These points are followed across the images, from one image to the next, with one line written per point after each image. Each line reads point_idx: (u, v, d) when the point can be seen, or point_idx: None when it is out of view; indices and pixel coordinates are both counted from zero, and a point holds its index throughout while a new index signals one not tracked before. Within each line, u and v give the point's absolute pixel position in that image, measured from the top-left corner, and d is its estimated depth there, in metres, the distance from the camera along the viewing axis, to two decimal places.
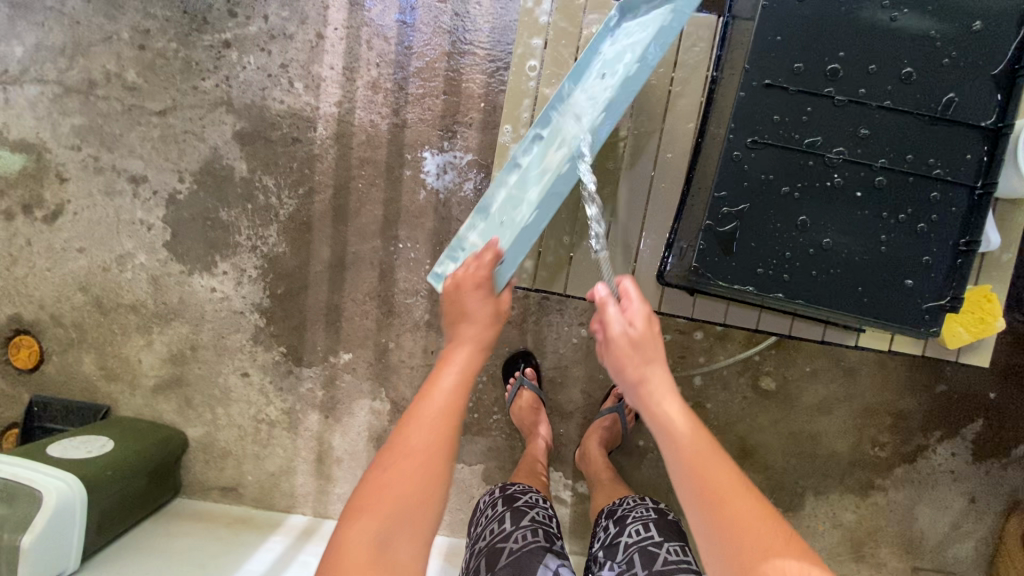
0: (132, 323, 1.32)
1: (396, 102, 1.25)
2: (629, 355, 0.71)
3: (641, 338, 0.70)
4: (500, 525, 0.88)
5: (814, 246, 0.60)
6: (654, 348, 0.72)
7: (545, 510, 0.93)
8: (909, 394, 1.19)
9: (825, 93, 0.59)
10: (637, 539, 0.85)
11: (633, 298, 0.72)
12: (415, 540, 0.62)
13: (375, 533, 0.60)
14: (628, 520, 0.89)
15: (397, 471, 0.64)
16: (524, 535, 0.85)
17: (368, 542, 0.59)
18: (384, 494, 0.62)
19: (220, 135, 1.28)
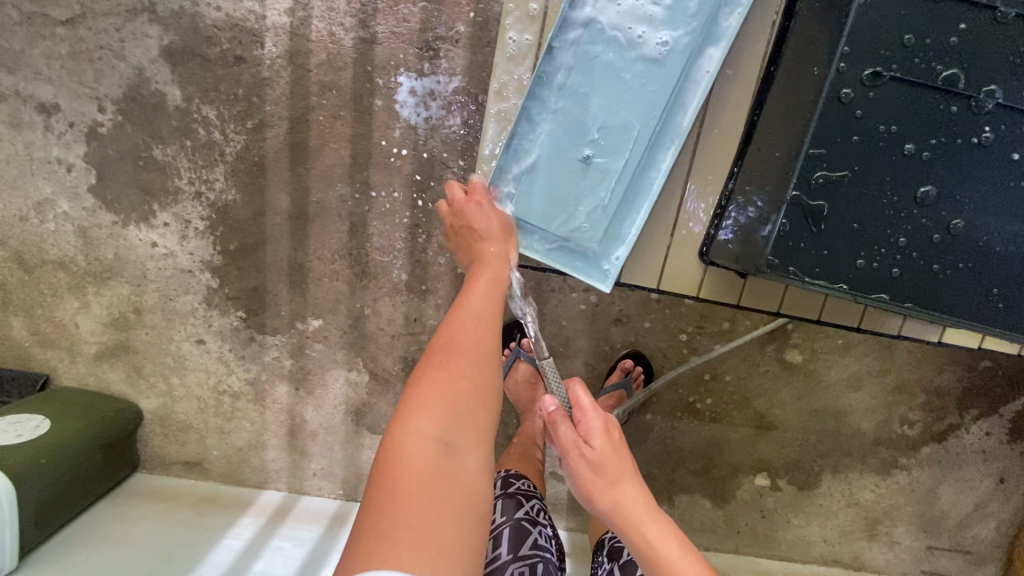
0: (63, 282, 1.13)
1: (362, 11, 0.99)
2: (590, 479, 0.65)
3: (599, 457, 0.65)
4: (495, 550, 0.80)
5: (940, 229, 0.54)
6: (619, 463, 0.65)
7: (547, 533, 0.85)
8: (949, 369, 1.06)
9: (967, 21, 0.50)
10: None
11: (587, 410, 0.67)
12: (478, 444, 0.60)
13: (439, 432, 0.58)
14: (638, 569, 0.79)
15: (454, 374, 0.62)
16: (519, 574, 0.77)
17: (431, 442, 0.57)
18: (443, 393, 0.60)
19: (145, 51, 1.03)
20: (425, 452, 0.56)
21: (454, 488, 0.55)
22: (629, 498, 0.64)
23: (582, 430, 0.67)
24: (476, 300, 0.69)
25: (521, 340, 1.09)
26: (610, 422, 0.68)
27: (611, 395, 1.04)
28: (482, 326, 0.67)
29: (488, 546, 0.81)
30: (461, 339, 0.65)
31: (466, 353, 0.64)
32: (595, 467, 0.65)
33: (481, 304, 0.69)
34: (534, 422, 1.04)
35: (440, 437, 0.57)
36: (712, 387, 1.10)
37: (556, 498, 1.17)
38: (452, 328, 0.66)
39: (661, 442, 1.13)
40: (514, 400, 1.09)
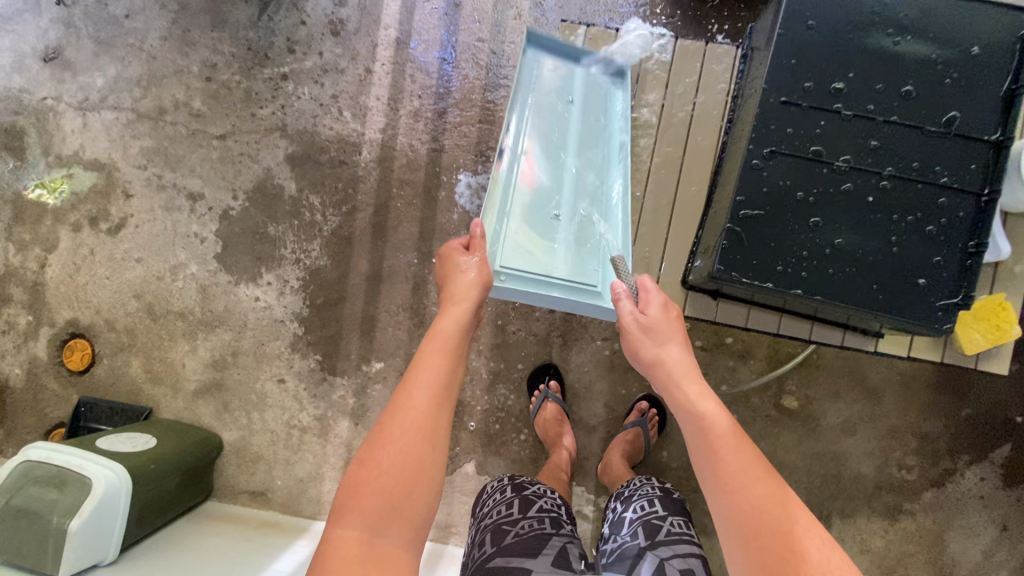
0: (180, 329, 1.41)
1: (435, 129, 1.35)
2: (641, 339, 0.78)
3: (652, 323, 0.78)
4: (508, 510, 0.90)
5: (828, 246, 0.65)
6: (668, 329, 0.79)
7: (554, 500, 0.95)
8: (935, 416, 1.19)
9: (833, 104, 0.65)
10: (642, 514, 0.88)
11: (650, 289, 0.81)
12: (405, 533, 0.63)
13: (365, 529, 0.61)
14: (635, 497, 0.93)
15: (380, 468, 0.64)
16: (530, 522, 0.86)
17: (355, 541, 0.61)
18: (366, 493, 0.63)
19: (273, 157, 1.39)
20: (353, 550, 0.60)
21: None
22: (673, 361, 0.77)
23: (641, 304, 0.81)
24: (422, 384, 0.69)
25: (549, 383, 1.26)
26: (668, 302, 0.81)
27: (630, 430, 1.21)
28: (419, 414, 0.67)
29: (500, 508, 0.91)
30: (395, 428, 0.66)
31: (396, 445, 0.65)
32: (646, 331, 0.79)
33: (425, 388, 0.69)
34: (561, 453, 1.19)
35: (366, 535, 0.61)
36: None
37: (581, 536, 1.26)
38: (391, 414, 0.68)
39: (677, 480, 1.25)
40: (543, 436, 1.24)
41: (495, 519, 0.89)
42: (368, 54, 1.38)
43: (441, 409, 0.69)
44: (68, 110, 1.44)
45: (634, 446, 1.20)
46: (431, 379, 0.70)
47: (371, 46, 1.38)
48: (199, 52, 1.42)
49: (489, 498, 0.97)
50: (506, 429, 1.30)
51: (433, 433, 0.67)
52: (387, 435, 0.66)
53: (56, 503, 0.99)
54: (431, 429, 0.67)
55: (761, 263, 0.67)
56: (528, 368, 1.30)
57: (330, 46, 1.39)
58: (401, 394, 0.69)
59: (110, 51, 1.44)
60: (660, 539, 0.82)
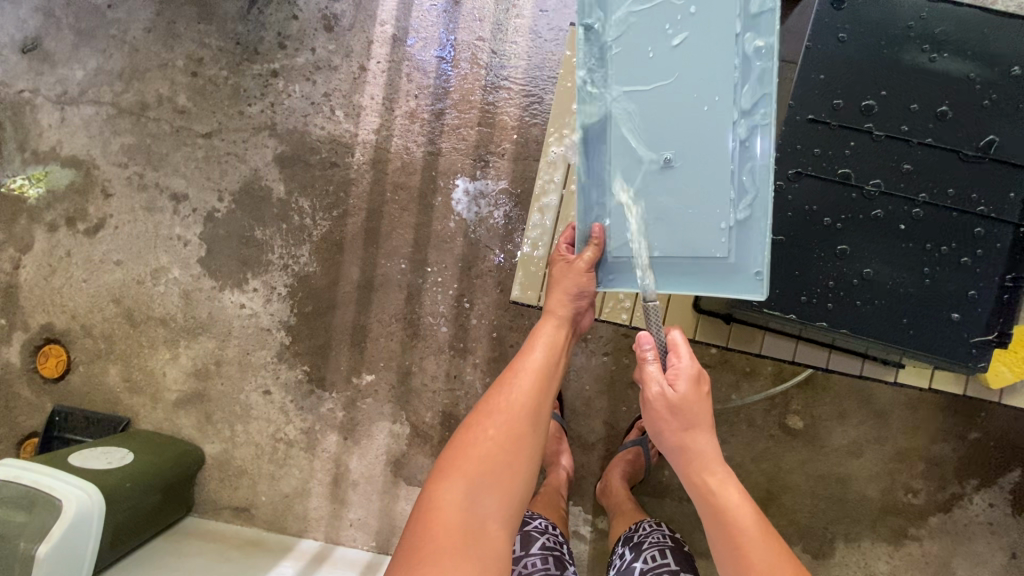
0: (161, 336, 1.34)
1: (431, 132, 1.29)
2: (668, 420, 0.74)
3: (681, 406, 0.73)
4: (510, 549, 0.90)
5: (856, 277, 0.61)
6: (697, 414, 0.74)
7: (555, 536, 0.93)
8: (943, 439, 1.16)
9: (865, 123, 0.61)
10: (652, 566, 0.85)
11: (680, 355, 0.74)
12: (500, 507, 0.68)
13: (464, 492, 0.67)
14: (645, 546, 0.89)
15: (485, 437, 0.70)
16: (533, 563, 0.87)
17: (459, 501, 0.66)
18: (472, 458, 0.69)
19: (262, 157, 1.33)
20: (452, 510, 0.66)
21: (473, 544, 0.64)
22: (702, 446, 0.75)
23: (671, 373, 0.74)
24: (527, 367, 0.75)
25: None
26: (699, 372, 0.74)
27: (631, 449, 1.16)
28: (522, 400, 0.73)
29: None
30: (500, 403, 0.73)
31: (502, 420, 0.71)
32: (676, 410, 0.73)
33: (529, 371, 0.75)
34: (559, 473, 1.15)
35: (465, 498, 0.67)
36: (722, 450, 1.19)
37: (578, 558, 1.22)
38: (494, 397, 0.74)
39: (678, 501, 1.21)
40: (539, 454, 1.20)
41: None
42: (363, 52, 1.32)
43: (538, 395, 0.74)
44: (45, 103, 1.37)
45: (636, 466, 1.15)
46: (532, 365, 0.75)
47: (366, 43, 1.32)
48: (184, 44, 1.35)
49: None
50: None
51: (534, 418, 0.73)
52: (491, 411, 0.72)
53: (22, 527, 0.93)
54: (531, 416, 0.72)
55: (782, 292, 0.63)
56: None
57: (323, 42, 1.33)
58: (506, 376, 0.76)
59: (90, 42, 1.37)
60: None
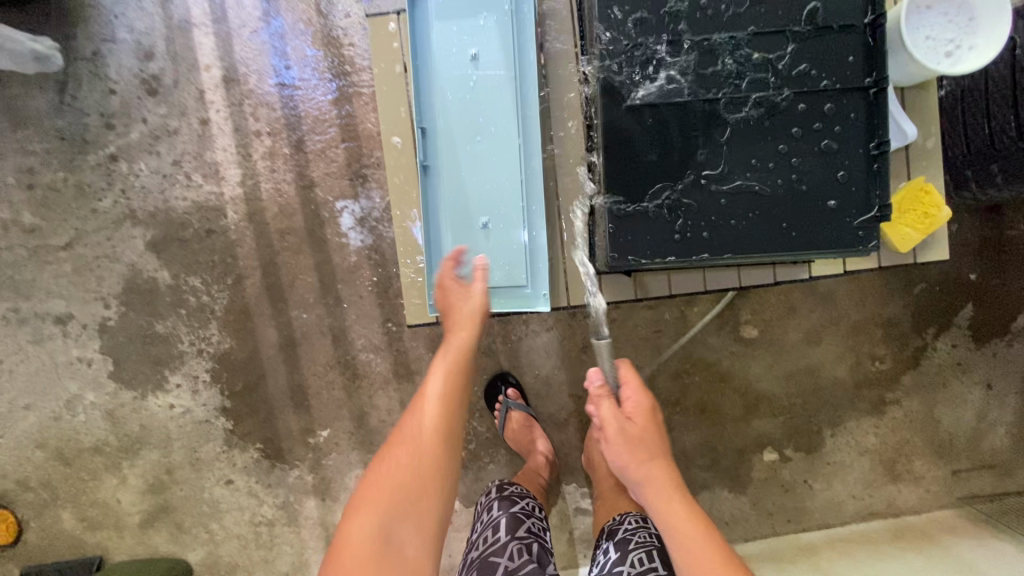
0: (100, 464, 1.26)
1: (299, 165, 1.20)
2: (626, 450, 0.77)
3: (639, 430, 0.78)
4: (495, 535, 0.87)
5: (721, 195, 0.57)
6: (652, 442, 0.78)
7: (541, 521, 0.92)
8: (893, 300, 1.15)
9: (682, 36, 0.57)
10: (640, 570, 0.79)
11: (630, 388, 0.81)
12: (419, 530, 0.65)
13: (378, 522, 0.64)
14: (631, 545, 0.84)
15: (395, 468, 0.68)
16: (518, 551, 0.83)
17: (372, 534, 0.64)
18: (383, 488, 0.66)
19: (133, 249, 1.23)
20: (367, 545, 0.63)
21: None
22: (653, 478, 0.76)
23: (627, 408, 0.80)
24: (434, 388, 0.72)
25: (507, 391, 1.17)
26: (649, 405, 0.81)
27: None
28: (435, 422, 0.70)
29: (489, 533, 0.87)
30: (409, 433, 0.70)
31: (410, 450, 0.69)
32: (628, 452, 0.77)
33: (435, 394, 0.72)
34: (538, 459, 1.12)
35: (381, 526, 0.64)
36: (691, 381, 1.17)
37: (588, 532, 1.20)
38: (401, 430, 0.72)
39: None
40: (516, 447, 1.16)
41: (481, 550, 0.85)
42: (197, 105, 1.21)
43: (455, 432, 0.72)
44: None
45: None
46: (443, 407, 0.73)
47: (197, 95, 1.21)
48: (7, 158, 1.23)
49: (479, 520, 0.94)
50: (479, 453, 1.22)
51: (444, 440, 0.69)
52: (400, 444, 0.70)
53: None
54: (442, 437, 0.70)
55: (656, 236, 0.59)
56: (482, 384, 1.21)
57: (152, 107, 1.22)
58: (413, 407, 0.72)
59: None
60: None
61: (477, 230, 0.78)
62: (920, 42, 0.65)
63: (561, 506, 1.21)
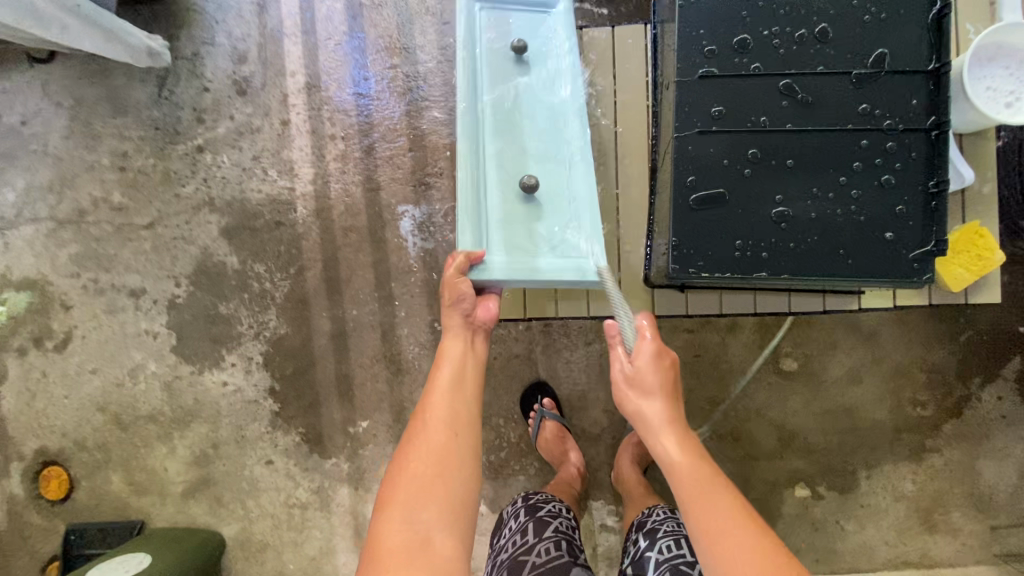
0: (153, 432, 1.33)
1: (367, 168, 1.29)
2: (626, 392, 0.79)
3: (640, 373, 0.77)
4: (524, 537, 0.90)
5: (781, 219, 0.61)
6: (655, 379, 0.77)
7: (569, 520, 0.94)
8: (937, 346, 1.15)
9: (754, 70, 0.62)
10: (668, 556, 0.82)
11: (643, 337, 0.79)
12: (443, 517, 0.67)
13: (402, 518, 0.66)
14: (659, 534, 0.87)
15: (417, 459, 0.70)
16: (548, 548, 0.86)
17: (400, 530, 0.65)
18: (406, 484, 0.68)
19: (208, 234, 1.32)
20: (394, 539, 0.64)
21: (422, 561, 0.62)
22: (652, 411, 0.77)
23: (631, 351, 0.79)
24: (444, 397, 0.76)
25: (543, 401, 1.19)
26: (657, 349, 0.78)
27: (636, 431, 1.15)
28: (443, 419, 0.74)
29: (518, 537, 0.90)
30: (426, 430, 0.73)
31: (425, 448, 0.71)
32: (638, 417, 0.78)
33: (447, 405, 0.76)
34: (570, 469, 1.15)
35: (406, 520, 0.65)
36: (726, 409, 1.19)
37: (611, 550, 1.21)
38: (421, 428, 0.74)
39: None
40: (548, 457, 1.18)
41: (511, 552, 0.88)
42: (281, 107, 1.32)
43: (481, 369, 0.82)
44: None
45: (643, 447, 1.15)
46: (459, 352, 0.81)
47: (281, 98, 1.32)
48: (106, 142, 1.35)
49: (506, 527, 0.97)
50: (510, 459, 1.25)
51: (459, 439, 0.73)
52: (417, 443, 0.72)
53: None
54: (455, 433, 0.73)
55: (717, 252, 0.62)
56: (519, 392, 1.25)
57: (240, 106, 1.33)
58: (429, 405, 0.76)
59: (14, 163, 1.36)
60: None
61: (515, 201, 0.84)
62: (981, 93, 0.69)
63: (587, 520, 1.22)
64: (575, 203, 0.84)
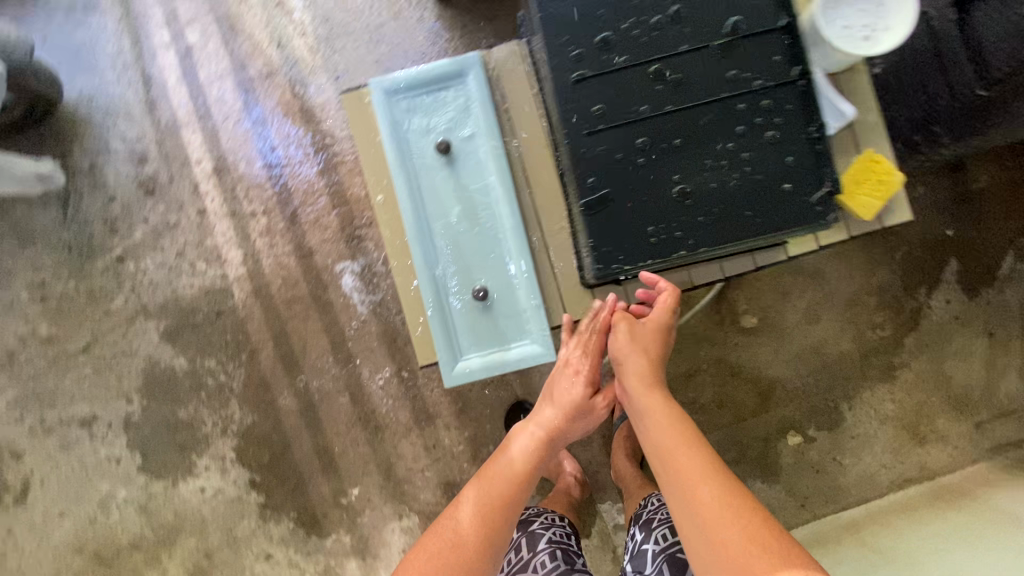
0: (140, 560, 1.26)
1: (295, 236, 1.27)
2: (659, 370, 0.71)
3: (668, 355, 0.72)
4: (518, 554, 0.90)
5: (685, 197, 0.63)
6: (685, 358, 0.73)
7: (562, 528, 0.94)
8: (879, 267, 1.20)
9: (622, 63, 0.63)
10: (665, 545, 0.86)
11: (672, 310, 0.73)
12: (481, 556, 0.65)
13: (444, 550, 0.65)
14: (655, 524, 0.89)
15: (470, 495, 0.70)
16: (545, 560, 0.86)
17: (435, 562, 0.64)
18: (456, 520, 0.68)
19: (149, 342, 1.27)
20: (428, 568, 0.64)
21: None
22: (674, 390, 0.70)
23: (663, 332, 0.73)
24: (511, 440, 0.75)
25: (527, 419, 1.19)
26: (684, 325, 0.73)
27: (624, 425, 1.16)
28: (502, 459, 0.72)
29: (511, 555, 0.90)
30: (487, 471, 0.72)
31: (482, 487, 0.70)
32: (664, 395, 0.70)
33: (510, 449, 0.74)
34: (567, 477, 1.15)
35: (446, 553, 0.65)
36: (702, 379, 1.21)
37: None
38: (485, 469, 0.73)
39: None
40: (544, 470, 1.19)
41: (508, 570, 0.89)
42: (194, 197, 1.29)
43: (561, 396, 0.76)
44: None
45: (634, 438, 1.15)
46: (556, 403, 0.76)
47: (192, 189, 1.29)
48: (20, 276, 1.29)
49: None
50: None
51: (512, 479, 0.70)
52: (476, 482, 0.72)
53: None
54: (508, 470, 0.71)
55: (633, 243, 0.64)
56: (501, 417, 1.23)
57: (152, 207, 1.29)
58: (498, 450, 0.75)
59: None
60: None
61: (462, 291, 0.79)
62: (837, 32, 0.70)
63: (600, 525, 1.21)
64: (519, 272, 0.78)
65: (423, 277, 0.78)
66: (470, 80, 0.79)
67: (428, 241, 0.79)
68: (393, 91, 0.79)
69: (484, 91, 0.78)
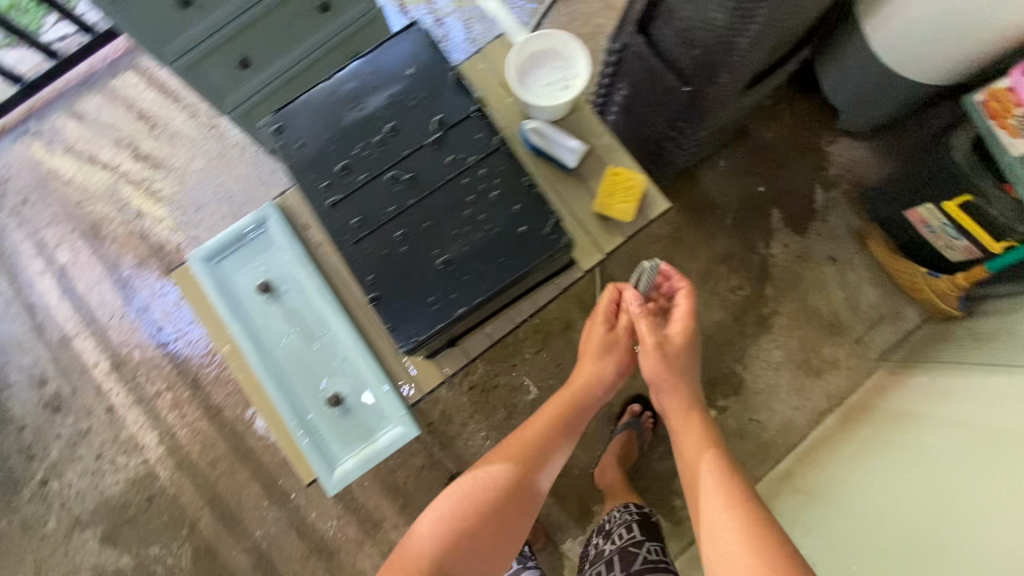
0: None
1: (202, 399, 1.33)
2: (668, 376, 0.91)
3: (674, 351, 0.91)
4: None
5: (447, 266, 0.73)
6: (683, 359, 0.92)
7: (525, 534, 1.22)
8: (717, 238, 1.33)
9: (362, 180, 0.76)
10: (621, 542, 1.02)
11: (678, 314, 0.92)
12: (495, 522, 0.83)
13: (453, 508, 0.83)
14: (614, 528, 1.06)
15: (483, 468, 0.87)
16: None
17: (445, 521, 0.81)
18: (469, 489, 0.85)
19: (90, 552, 1.28)
20: (440, 526, 0.81)
21: (461, 550, 0.80)
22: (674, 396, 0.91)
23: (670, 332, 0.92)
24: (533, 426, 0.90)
25: None
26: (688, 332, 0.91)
27: None
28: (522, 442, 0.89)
29: None
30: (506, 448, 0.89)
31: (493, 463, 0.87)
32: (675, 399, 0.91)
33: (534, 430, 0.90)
34: None
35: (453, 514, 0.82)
36: None
37: None
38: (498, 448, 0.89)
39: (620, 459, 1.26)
40: None
41: None
42: (99, 398, 1.35)
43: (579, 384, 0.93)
44: None
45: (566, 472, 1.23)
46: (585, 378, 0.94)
47: (96, 391, 1.35)
48: None
49: None
50: None
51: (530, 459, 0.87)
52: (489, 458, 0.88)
53: None
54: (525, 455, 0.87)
55: (421, 317, 0.73)
56: None
57: (62, 421, 1.34)
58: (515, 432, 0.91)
59: None
60: (637, 568, 0.96)
61: (320, 406, 0.86)
62: (542, 90, 0.86)
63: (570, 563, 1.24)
64: (360, 370, 0.86)
65: (283, 406, 0.85)
66: (271, 226, 0.89)
67: (279, 373, 0.86)
68: (210, 257, 0.89)
69: (285, 231, 0.88)
